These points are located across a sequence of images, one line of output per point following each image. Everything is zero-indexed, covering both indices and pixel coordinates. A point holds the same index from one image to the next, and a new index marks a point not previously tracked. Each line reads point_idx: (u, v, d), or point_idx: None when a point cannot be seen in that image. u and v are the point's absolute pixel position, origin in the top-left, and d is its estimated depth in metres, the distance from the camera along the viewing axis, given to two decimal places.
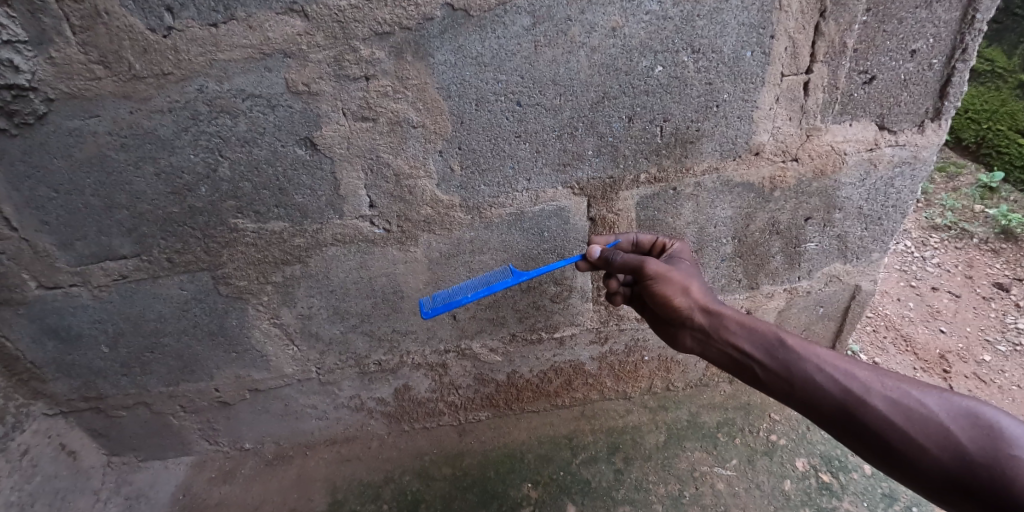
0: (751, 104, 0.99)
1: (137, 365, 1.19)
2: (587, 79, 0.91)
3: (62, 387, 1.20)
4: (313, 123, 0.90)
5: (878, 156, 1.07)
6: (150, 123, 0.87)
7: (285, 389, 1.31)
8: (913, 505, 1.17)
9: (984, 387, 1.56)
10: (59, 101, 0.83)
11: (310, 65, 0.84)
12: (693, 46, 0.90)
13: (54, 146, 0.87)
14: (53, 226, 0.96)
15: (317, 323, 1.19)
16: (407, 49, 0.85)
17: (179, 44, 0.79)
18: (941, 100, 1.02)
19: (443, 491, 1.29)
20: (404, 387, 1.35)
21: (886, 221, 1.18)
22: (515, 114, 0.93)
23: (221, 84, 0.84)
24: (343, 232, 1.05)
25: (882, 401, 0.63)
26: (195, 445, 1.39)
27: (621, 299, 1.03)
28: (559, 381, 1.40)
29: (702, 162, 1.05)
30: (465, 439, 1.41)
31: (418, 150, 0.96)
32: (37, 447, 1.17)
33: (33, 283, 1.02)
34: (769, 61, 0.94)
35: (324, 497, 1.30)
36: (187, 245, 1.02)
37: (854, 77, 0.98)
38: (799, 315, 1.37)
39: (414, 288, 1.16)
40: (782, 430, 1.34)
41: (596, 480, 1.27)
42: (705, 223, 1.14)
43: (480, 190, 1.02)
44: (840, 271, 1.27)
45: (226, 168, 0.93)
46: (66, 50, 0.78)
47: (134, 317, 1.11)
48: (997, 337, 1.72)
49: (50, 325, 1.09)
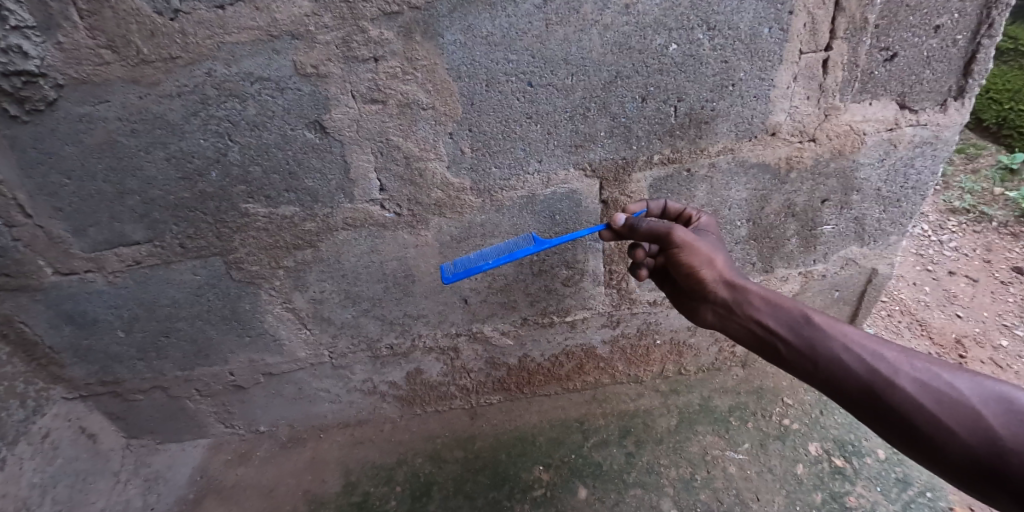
0: (768, 83, 0.96)
1: (153, 350, 1.21)
2: (600, 58, 0.89)
3: (80, 372, 1.22)
4: (323, 106, 0.89)
5: (899, 136, 1.05)
6: (160, 108, 0.86)
7: (298, 373, 1.32)
8: (928, 489, 1.17)
9: (1001, 372, 1.53)
10: (69, 87, 0.82)
11: (318, 46, 0.83)
12: (709, 23, 0.87)
13: (66, 133, 0.87)
14: (67, 212, 0.96)
15: (328, 307, 1.19)
16: (416, 29, 0.83)
17: (186, 27, 0.79)
18: (965, 77, 0.99)
19: (455, 473, 1.30)
20: (416, 371, 1.36)
21: (905, 203, 1.16)
22: (526, 95, 0.92)
23: (229, 67, 0.83)
24: (354, 216, 1.04)
25: (910, 382, 0.61)
26: (211, 428, 1.42)
27: (645, 272, 1.00)
28: (570, 365, 1.40)
29: (717, 143, 1.03)
30: (477, 423, 1.42)
31: (429, 133, 0.95)
32: (57, 430, 1.19)
33: (49, 269, 1.03)
34: (787, 38, 0.91)
35: (338, 478, 1.32)
36: (200, 231, 1.02)
37: (875, 54, 0.95)
38: (813, 299, 1.35)
39: (425, 273, 1.16)
40: (795, 414, 1.34)
41: (608, 463, 1.27)
42: (720, 205, 1.12)
43: (491, 173, 1.01)
44: (856, 254, 1.25)
45: (236, 153, 0.93)
46: (75, 35, 0.77)
47: (149, 302, 1.12)
48: (1015, 322, 1.69)
49: (67, 311, 1.10)
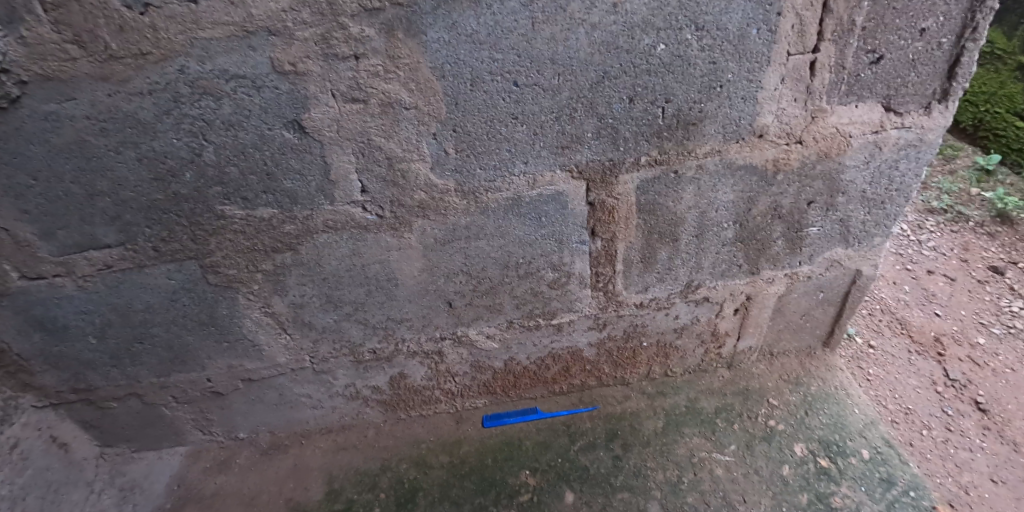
0: (756, 85, 0.95)
1: (127, 356, 1.17)
2: (587, 58, 0.87)
3: (51, 380, 1.17)
4: (301, 105, 0.86)
5: (883, 138, 1.06)
6: (130, 106, 0.82)
7: (279, 378, 1.29)
8: (911, 489, 1.18)
9: (977, 370, 1.56)
10: (33, 84, 0.78)
11: (296, 43, 0.79)
12: (697, 23, 0.86)
13: (30, 132, 0.83)
14: (34, 215, 0.92)
15: (309, 311, 1.16)
16: (398, 26, 0.80)
17: (158, 22, 0.74)
18: (948, 80, 0.99)
19: (441, 479, 1.28)
20: (400, 375, 1.34)
21: (888, 205, 1.17)
22: (512, 95, 0.90)
23: (203, 65, 0.80)
24: (335, 218, 1.01)
25: None
26: (189, 435, 1.38)
27: None
28: (557, 368, 1.39)
29: (704, 144, 1.02)
30: (463, 427, 1.40)
31: (412, 133, 0.92)
32: (26, 441, 1.14)
33: (15, 273, 0.98)
34: (775, 39, 0.90)
35: (320, 486, 1.29)
36: (174, 234, 0.98)
37: (862, 56, 0.94)
38: (799, 300, 1.36)
39: (408, 276, 1.13)
40: (780, 415, 1.35)
41: (595, 467, 1.26)
42: (706, 206, 1.11)
43: (476, 174, 0.99)
44: (841, 256, 1.26)
45: (211, 153, 0.89)
46: (38, 30, 0.72)
47: (122, 307, 1.08)
48: (991, 321, 1.73)
49: (35, 317, 1.06)
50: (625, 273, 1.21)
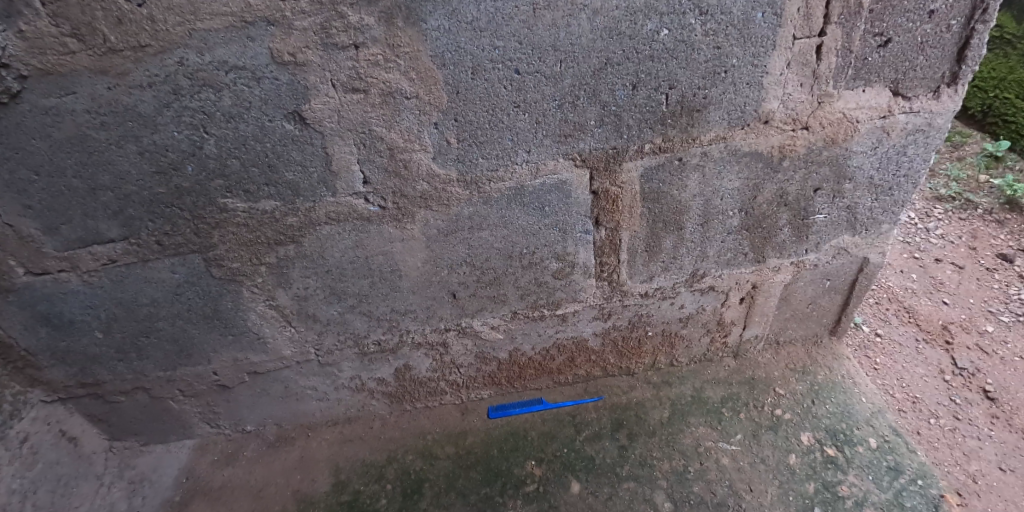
0: (761, 69, 0.94)
1: (133, 350, 1.17)
2: (589, 44, 0.86)
3: (58, 375, 1.18)
4: (302, 96, 0.85)
5: (891, 123, 1.04)
6: (130, 99, 0.82)
7: (285, 371, 1.30)
8: (918, 477, 1.18)
9: (986, 357, 1.54)
10: (33, 78, 0.77)
11: (295, 33, 0.79)
12: (700, 8, 0.84)
13: (31, 126, 0.82)
14: (37, 210, 0.92)
15: (313, 303, 1.17)
16: (397, 14, 0.79)
17: (156, 13, 0.74)
18: (958, 63, 0.98)
19: (447, 469, 1.28)
20: (405, 367, 1.34)
21: (896, 191, 1.15)
22: (513, 83, 0.89)
23: (202, 56, 0.79)
24: (337, 210, 1.01)
25: None
26: (196, 428, 1.39)
27: None
28: (562, 358, 1.39)
29: (708, 131, 1.00)
30: (468, 418, 1.41)
31: (413, 123, 0.91)
32: (36, 435, 1.15)
33: (21, 269, 0.99)
34: (781, 23, 0.88)
35: (327, 477, 1.30)
36: (176, 227, 0.98)
37: (869, 40, 0.93)
38: (805, 289, 1.35)
39: (412, 267, 1.13)
40: (786, 404, 1.34)
41: (601, 457, 1.26)
42: (712, 194, 1.10)
43: (479, 163, 0.99)
44: (848, 243, 1.25)
45: (212, 145, 0.89)
46: (36, 23, 0.72)
47: (127, 302, 1.08)
48: (1000, 309, 1.71)
49: (41, 312, 1.06)
50: (630, 263, 1.20)
